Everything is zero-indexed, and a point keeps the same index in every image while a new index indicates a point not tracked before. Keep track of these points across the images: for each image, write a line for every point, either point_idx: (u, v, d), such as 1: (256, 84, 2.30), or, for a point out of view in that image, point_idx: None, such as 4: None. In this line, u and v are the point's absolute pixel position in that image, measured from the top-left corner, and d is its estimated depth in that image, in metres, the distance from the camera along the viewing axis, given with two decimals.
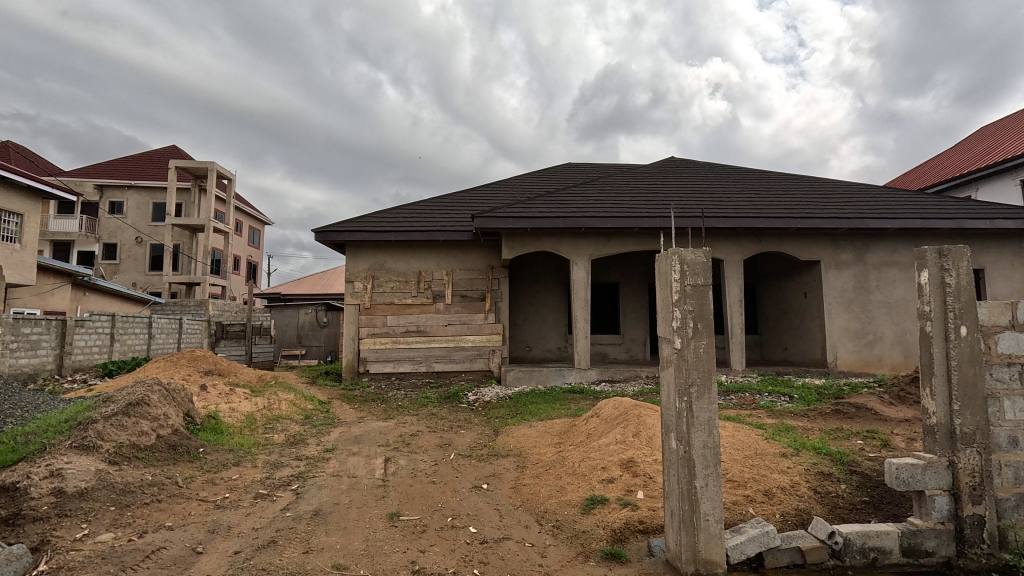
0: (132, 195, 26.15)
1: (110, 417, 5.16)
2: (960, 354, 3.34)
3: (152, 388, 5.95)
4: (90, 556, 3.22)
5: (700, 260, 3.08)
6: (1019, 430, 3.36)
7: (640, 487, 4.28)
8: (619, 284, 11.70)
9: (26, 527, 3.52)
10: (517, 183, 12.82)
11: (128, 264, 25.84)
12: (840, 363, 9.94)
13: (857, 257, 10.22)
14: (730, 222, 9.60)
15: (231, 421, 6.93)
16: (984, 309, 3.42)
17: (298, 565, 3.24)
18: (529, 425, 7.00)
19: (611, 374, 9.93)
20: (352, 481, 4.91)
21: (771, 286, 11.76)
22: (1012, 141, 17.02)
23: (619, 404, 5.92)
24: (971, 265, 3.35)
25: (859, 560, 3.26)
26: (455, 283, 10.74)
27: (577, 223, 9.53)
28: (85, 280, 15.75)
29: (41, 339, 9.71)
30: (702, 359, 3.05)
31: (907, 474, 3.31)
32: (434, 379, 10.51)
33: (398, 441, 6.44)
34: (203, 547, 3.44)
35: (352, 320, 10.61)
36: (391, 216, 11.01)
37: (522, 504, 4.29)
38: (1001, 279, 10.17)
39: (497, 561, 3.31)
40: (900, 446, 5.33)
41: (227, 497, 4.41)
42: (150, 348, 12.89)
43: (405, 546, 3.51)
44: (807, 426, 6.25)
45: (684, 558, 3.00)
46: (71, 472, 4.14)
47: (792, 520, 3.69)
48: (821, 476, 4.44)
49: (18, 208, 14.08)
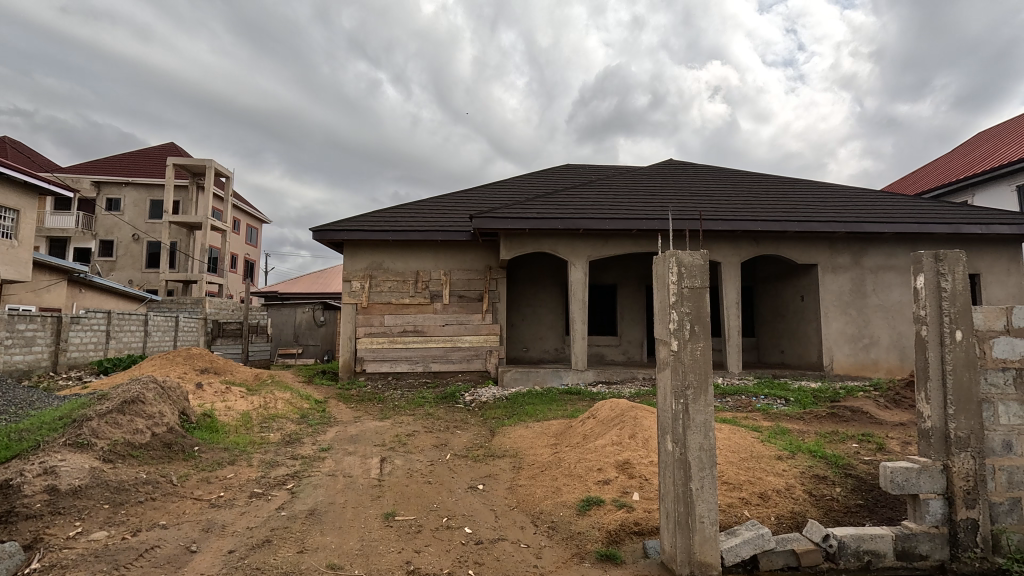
0: (129, 192, 26.05)
1: (105, 415, 5.14)
2: (955, 359, 3.35)
3: (147, 386, 5.92)
4: (83, 554, 3.21)
5: (698, 263, 3.07)
6: (1013, 434, 3.37)
7: (635, 488, 4.29)
8: (616, 285, 11.71)
9: (19, 525, 3.50)
10: (515, 183, 12.83)
11: (124, 261, 25.76)
12: (836, 366, 9.97)
13: (854, 261, 10.25)
14: (728, 225, 9.62)
15: (227, 419, 6.91)
16: (980, 314, 3.43)
17: (293, 565, 3.23)
18: (525, 426, 7.01)
19: (607, 375, 9.94)
20: (348, 480, 4.91)
21: (768, 289, 11.78)
22: (1011, 147, 17.08)
23: (616, 406, 5.93)
24: (968, 270, 3.36)
25: (854, 563, 3.27)
26: (453, 283, 10.74)
27: (575, 224, 9.54)
28: (81, 276, 15.68)
29: (36, 336, 9.67)
30: (699, 361, 3.05)
31: (902, 478, 3.31)
32: (431, 379, 10.49)
33: (394, 441, 6.43)
34: (197, 546, 3.42)
35: (350, 319, 10.59)
36: (389, 216, 10.99)
37: (517, 505, 4.29)
38: (996, 284, 10.22)
39: (492, 562, 3.32)
40: (895, 450, 5.35)
41: (222, 496, 4.39)
42: (145, 345, 12.85)
43: (400, 546, 3.51)
44: (802, 428, 6.28)
45: (679, 560, 3.01)
46: (65, 470, 4.13)
47: (787, 522, 3.70)
48: (815, 479, 4.46)
49: (15, 204, 14.05)
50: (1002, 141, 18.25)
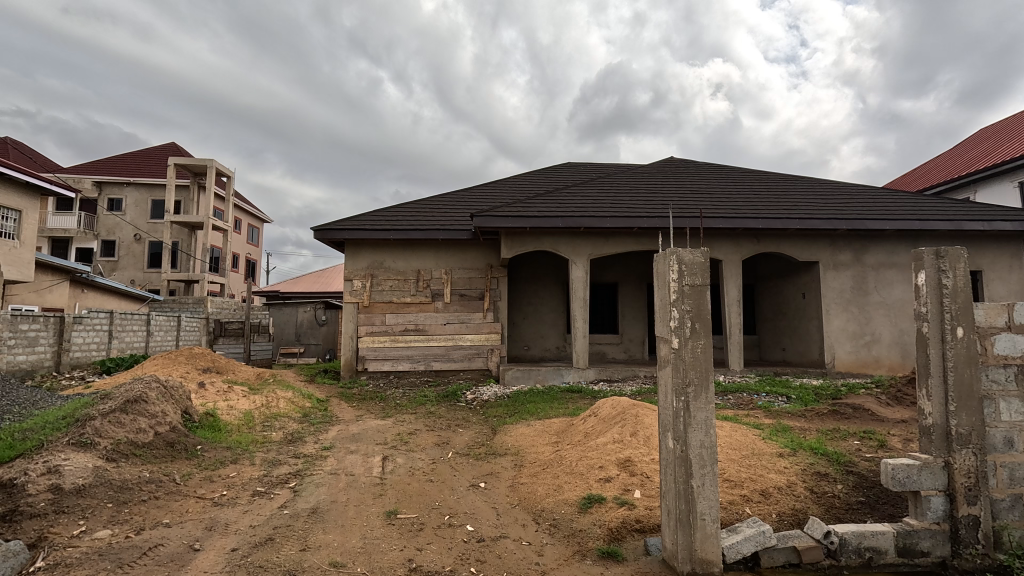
0: (131, 192, 26.09)
1: (108, 414, 5.17)
2: (956, 355, 3.35)
3: (150, 385, 5.94)
4: (88, 553, 3.22)
5: (698, 260, 3.07)
6: (1015, 431, 3.37)
7: (637, 486, 4.29)
8: (617, 284, 11.71)
9: (24, 523, 3.52)
10: (516, 182, 12.81)
11: (127, 261, 25.86)
12: (838, 363, 9.96)
13: (855, 258, 10.24)
14: (728, 222, 9.61)
15: (229, 419, 6.92)
16: (981, 311, 3.42)
17: (296, 562, 3.24)
18: (527, 425, 6.99)
19: (609, 374, 9.92)
20: (350, 478, 4.93)
21: (770, 287, 11.75)
22: (1012, 143, 17.06)
23: (617, 404, 5.92)
24: (968, 267, 3.36)
25: (855, 560, 3.27)
26: (454, 282, 10.75)
27: (576, 222, 9.53)
28: (84, 276, 15.74)
29: (39, 336, 9.72)
30: (700, 359, 3.06)
31: (903, 475, 3.33)
32: (432, 378, 10.49)
33: (396, 440, 6.45)
34: (200, 545, 3.44)
35: (352, 319, 10.61)
36: (391, 215, 11.00)
37: (519, 503, 4.29)
38: (999, 281, 10.19)
39: (495, 560, 3.32)
40: (897, 447, 5.35)
41: (225, 494, 4.41)
42: (148, 345, 12.84)
43: (402, 544, 3.52)
44: (804, 426, 6.28)
45: (680, 557, 3.02)
46: (69, 469, 4.15)
47: (789, 520, 3.71)
48: (817, 476, 4.45)
49: (16, 205, 14.03)
50: (1004, 137, 18.26)
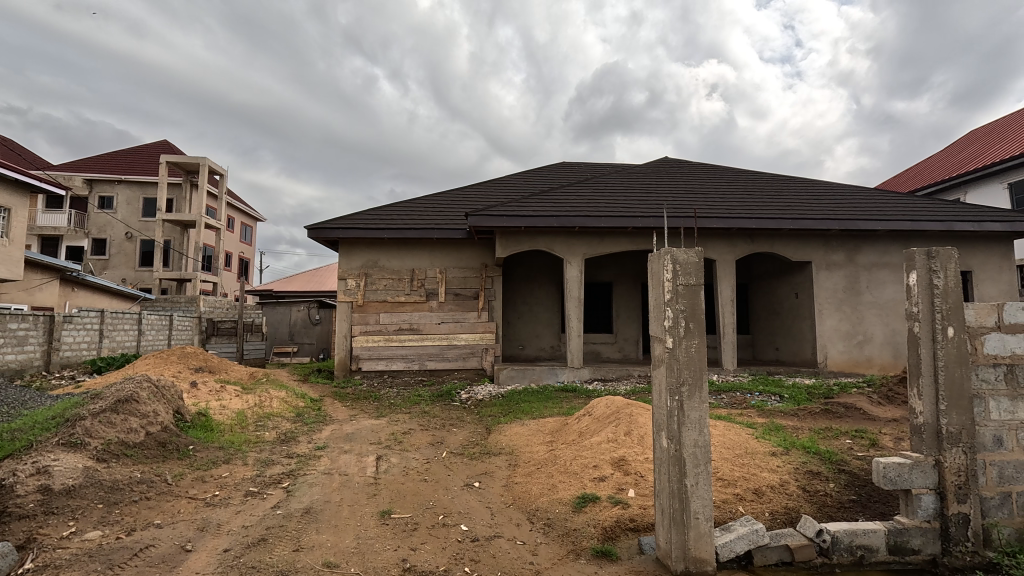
0: (122, 190, 25.85)
1: (98, 414, 5.12)
2: (947, 354, 3.38)
3: (141, 385, 5.89)
4: (77, 554, 3.19)
5: (692, 260, 3.09)
6: (1004, 429, 3.41)
7: (631, 485, 4.30)
8: (612, 283, 11.74)
9: (12, 524, 3.47)
10: (512, 182, 12.78)
11: (117, 259, 25.63)
12: (830, 363, 10.04)
13: (848, 259, 10.31)
14: (722, 222, 9.65)
15: (221, 418, 6.88)
16: (972, 310, 3.45)
17: (288, 563, 3.23)
18: (521, 424, 6.98)
19: (603, 373, 9.93)
20: (344, 478, 4.91)
21: (763, 287, 11.80)
22: (998, 147, 17.37)
23: (611, 404, 5.92)
24: (958, 267, 3.39)
25: (847, 558, 3.30)
26: (449, 281, 10.73)
27: (571, 222, 9.55)
28: (73, 275, 15.61)
29: (28, 335, 9.61)
30: (693, 358, 3.07)
31: (894, 473, 3.35)
32: (426, 377, 10.47)
33: (390, 439, 6.44)
34: (192, 545, 3.41)
35: (345, 317, 10.57)
36: (385, 214, 10.94)
37: (514, 502, 4.29)
38: (988, 282, 10.30)
39: (489, 559, 3.31)
40: (888, 446, 5.39)
41: (217, 494, 4.39)
42: (139, 344, 12.71)
43: (396, 544, 3.51)
44: (796, 425, 6.28)
45: (674, 556, 3.02)
46: (58, 469, 4.10)
47: (781, 518, 3.74)
48: (809, 475, 4.48)
49: (6, 203, 13.85)
50: (994, 138, 18.40)
